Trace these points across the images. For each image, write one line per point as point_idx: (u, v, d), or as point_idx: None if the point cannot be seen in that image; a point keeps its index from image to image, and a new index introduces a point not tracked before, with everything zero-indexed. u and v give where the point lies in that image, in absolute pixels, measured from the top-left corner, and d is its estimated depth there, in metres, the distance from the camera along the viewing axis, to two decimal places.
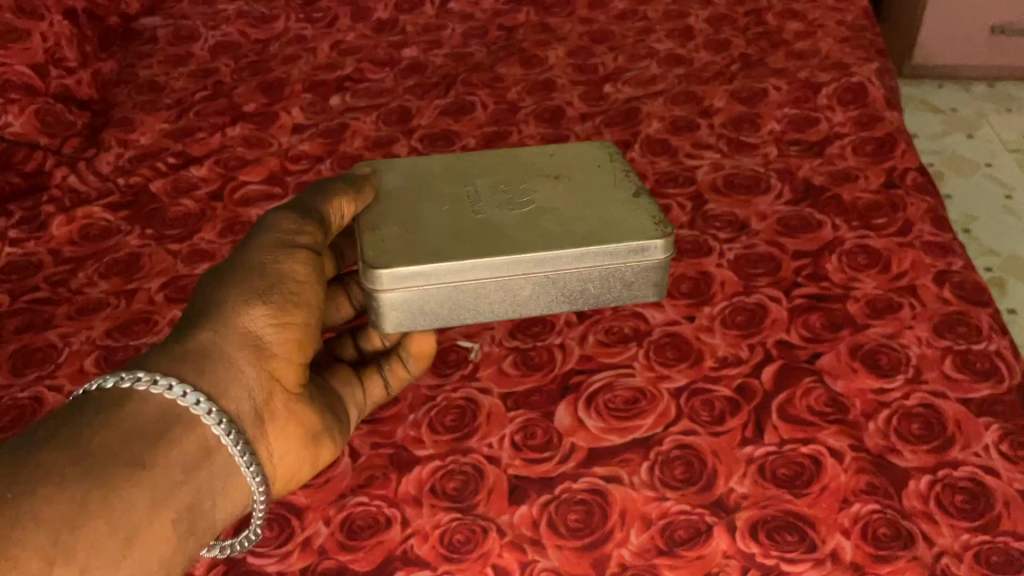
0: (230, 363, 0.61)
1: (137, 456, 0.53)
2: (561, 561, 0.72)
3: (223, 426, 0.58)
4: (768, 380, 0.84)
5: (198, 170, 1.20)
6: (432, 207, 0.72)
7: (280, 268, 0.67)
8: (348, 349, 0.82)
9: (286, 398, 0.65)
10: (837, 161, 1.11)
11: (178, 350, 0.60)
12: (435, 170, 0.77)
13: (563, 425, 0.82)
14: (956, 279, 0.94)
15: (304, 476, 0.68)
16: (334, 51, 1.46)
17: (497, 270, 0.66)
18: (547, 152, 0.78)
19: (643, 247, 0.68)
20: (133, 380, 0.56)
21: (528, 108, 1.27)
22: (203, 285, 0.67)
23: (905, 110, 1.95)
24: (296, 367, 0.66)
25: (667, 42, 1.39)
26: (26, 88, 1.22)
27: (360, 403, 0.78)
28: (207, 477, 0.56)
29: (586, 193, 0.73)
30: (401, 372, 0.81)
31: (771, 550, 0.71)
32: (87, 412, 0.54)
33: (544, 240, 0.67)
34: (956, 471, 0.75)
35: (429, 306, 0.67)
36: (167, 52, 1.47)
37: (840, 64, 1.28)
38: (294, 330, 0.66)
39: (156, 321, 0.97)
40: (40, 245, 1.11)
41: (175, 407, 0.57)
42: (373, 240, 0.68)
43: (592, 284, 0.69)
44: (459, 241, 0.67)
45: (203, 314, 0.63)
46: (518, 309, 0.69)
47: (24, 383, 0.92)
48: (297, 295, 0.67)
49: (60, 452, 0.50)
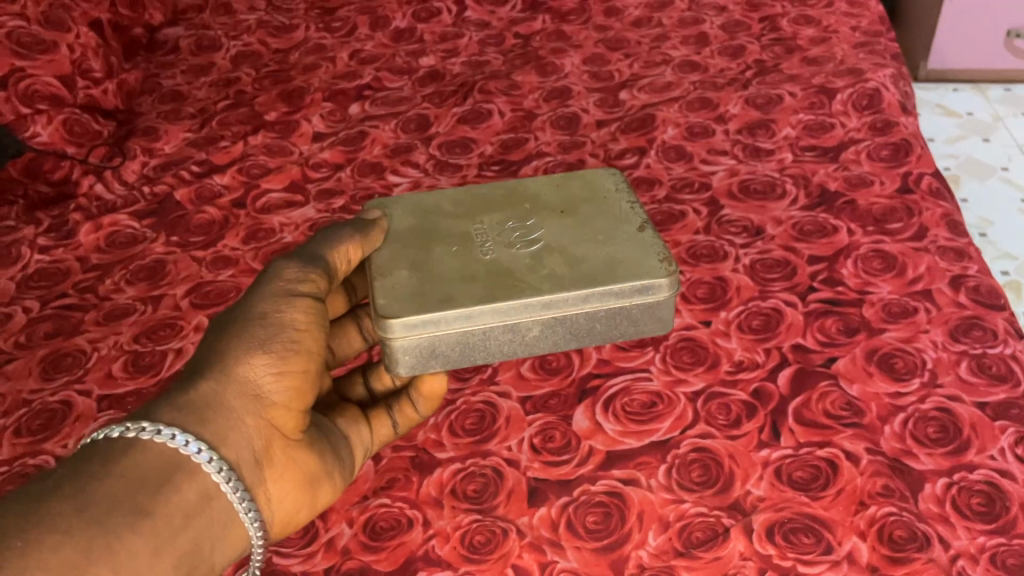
0: (229, 412, 0.61)
1: (139, 504, 0.53)
2: (580, 562, 0.73)
3: (221, 472, 0.58)
4: (785, 384, 0.85)
5: (222, 178, 1.23)
6: (441, 248, 0.72)
7: (282, 315, 0.67)
8: (357, 388, 0.80)
9: (284, 445, 0.65)
10: (852, 166, 1.12)
11: (180, 400, 0.60)
12: (443, 207, 0.77)
13: (582, 428, 0.84)
14: (971, 284, 0.94)
15: (301, 520, 0.67)
16: (353, 60, 1.48)
17: (507, 315, 0.66)
18: (555, 185, 0.79)
19: (648, 286, 0.68)
20: (137, 430, 0.56)
21: (544, 116, 1.29)
22: (209, 333, 0.66)
23: (920, 114, 1.96)
24: (297, 414, 0.66)
25: (681, 49, 1.41)
26: (53, 99, 1.25)
27: (366, 444, 0.76)
28: (206, 522, 0.56)
29: (593, 229, 0.73)
30: (410, 412, 0.78)
31: (788, 552, 0.72)
32: (93, 461, 0.54)
33: (553, 283, 0.67)
34: (972, 474, 0.76)
35: (440, 349, 0.67)
36: (190, 62, 1.50)
37: (854, 70, 1.29)
38: (296, 378, 0.66)
39: (181, 327, 0.99)
40: (68, 252, 1.13)
41: (178, 456, 0.57)
42: (382, 287, 0.68)
43: (600, 323, 0.69)
44: (469, 287, 0.67)
45: (206, 364, 0.63)
46: (528, 350, 0.69)
47: (54, 387, 0.94)
48: (299, 342, 0.67)
49: (64, 500, 0.50)
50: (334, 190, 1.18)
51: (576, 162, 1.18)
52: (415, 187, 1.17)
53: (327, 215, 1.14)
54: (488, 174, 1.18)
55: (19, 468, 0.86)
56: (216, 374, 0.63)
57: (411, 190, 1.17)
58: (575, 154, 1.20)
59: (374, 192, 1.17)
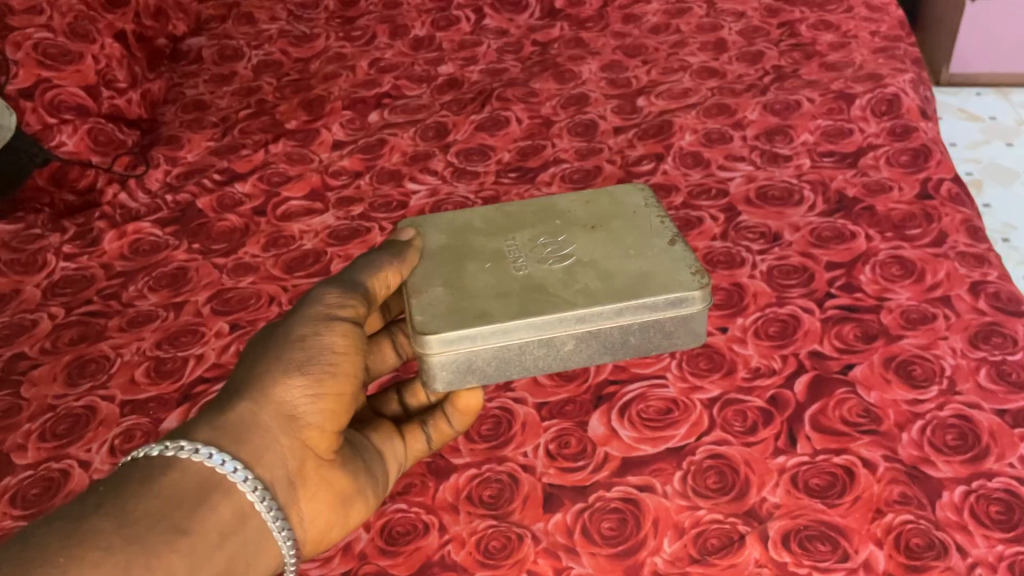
0: (265, 432, 0.62)
1: (177, 523, 0.54)
2: (594, 568, 0.73)
3: (256, 491, 0.59)
4: (802, 391, 0.85)
5: (243, 186, 1.24)
6: (475, 265, 0.72)
7: (320, 339, 0.68)
8: (392, 404, 0.81)
9: (318, 464, 0.66)
10: (871, 172, 1.11)
11: (218, 421, 0.61)
12: (475, 223, 0.77)
13: (598, 434, 0.84)
14: (991, 290, 0.94)
15: (332, 538, 0.68)
16: (373, 68, 1.50)
17: (542, 329, 0.67)
18: (584, 201, 0.79)
19: (682, 298, 0.68)
20: (176, 449, 0.57)
21: (562, 123, 1.29)
22: (247, 356, 0.67)
23: (941, 118, 1.95)
24: (331, 435, 0.67)
25: (700, 55, 1.41)
26: (78, 109, 1.28)
27: (400, 459, 0.77)
28: (241, 541, 0.57)
29: (624, 243, 0.74)
30: (444, 427, 0.79)
31: (803, 560, 0.71)
32: (133, 479, 0.55)
33: (587, 298, 0.68)
34: (991, 482, 0.75)
35: (477, 364, 0.68)
36: (213, 71, 1.53)
37: (874, 75, 1.28)
38: (331, 400, 0.67)
39: (202, 332, 1.00)
40: (92, 260, 1.15)
41: (214, 475, 0.58)
42: (419, 304, 0.69)
43: (634, 336, 0.70)
44: (504, 303, 0.68)
45: (243, 385, 0.64)
46: (562, 364, 0.70)
47: (78, 392, 0.96)
48: (336, 365, 0.68)
49: (105, 517, 0.51)
50: (353, 198, 1.20)
51: (593, 169, 1.19)
52: (434, 194, 1.18)
53: (347, 222, 1.15)
54: (506, 181, 1.19)
55: (44, 471, 0.87)
56: (253, 395, 0.64)
57: (429, 197, 1.18)
58: (592, 161, 1.21)
59: (393, 200, 1.18)
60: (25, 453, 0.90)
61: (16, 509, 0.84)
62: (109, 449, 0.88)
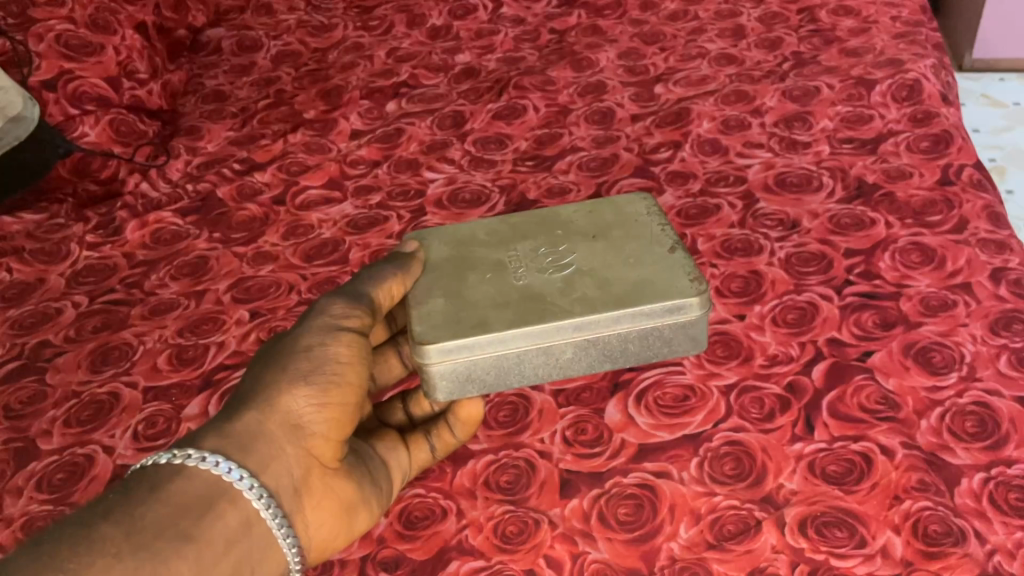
0: (271, 441, 0.63)
1: (185, 529, 0.55)
2: (611, 553, 0.74)
3: (261, 499, 0.60)
4: (819, 377, 0.85)
5: (262, 176, 1.25)
6: (476, 276, 0.73)
7: (325, 349, 0.69)
8: (397, 413, 0.82)
9: (323, 473, 0.66)
10: (891, 158, 1.11)
11: (225, 430, 0.62)
12: (477, 235, 0.78)
13: (614, 421, 0.84)
14: (1012, 276, 0.93)
15: (338, 547, 0.69)
16: (390, 58, 1.50)
17: (540, 338, 0.68)
18: (587, 210, 0.79)
19: (679, 306, 0.69)
20: (184, 457, 0.59)
21: (579, 111, 1.29)
22: (253, 367, 0.68)
23: (964, 104, 1.92)
24: (336, 443, 0.68)
25: (718, 42, 1.40)
26: (99, 100, 1.30)
27: (404, 468, 0.78)
28: (248, 548, 0.58)
29: (624, 252, 0.74)
30: (448, 437, 0.80)
31: (820, 545, 0.71)
32: (142, 487, 0.56)
33: (585, 306, 0.68)
34: (1010, 469, 0.75)
35: (476, 374, 0.69)
36: (232, 62, 1.54)
37: (894, 61, 1.27)
38: (337, 409, 0.67)
39: (223, 321, 1.02)
40: (115, 249, 1.16)
41: (220, 483, 0.59)
42: (419, 314, 0.70)
43: (632, 344, 0.70)
44: (504, 313, 0.69)
45: (249, 395, 0.65)
46: (562, 372, 0.70)
47: (103, 379, 0.97)
48: (341, 374, 0.68)
49: (114, 525, 0.53)
50: (371, 187, 1.20)
51: (609, 157, 1.19)
52: (451, 183, 1.19)
53: (365, 212, 1.16)
54: (523, 170, 1.19)
55: (68, 457, 0.89)
56: (259, 405, 0.65)
57: (446, 185, 1.18)
58: (609, 149, 1.20)
59: (410, 188, 1.19)
60: (50, 439, 0.91)
61: (42, 494, 0.85)
62: (132, 435, 0.89)
